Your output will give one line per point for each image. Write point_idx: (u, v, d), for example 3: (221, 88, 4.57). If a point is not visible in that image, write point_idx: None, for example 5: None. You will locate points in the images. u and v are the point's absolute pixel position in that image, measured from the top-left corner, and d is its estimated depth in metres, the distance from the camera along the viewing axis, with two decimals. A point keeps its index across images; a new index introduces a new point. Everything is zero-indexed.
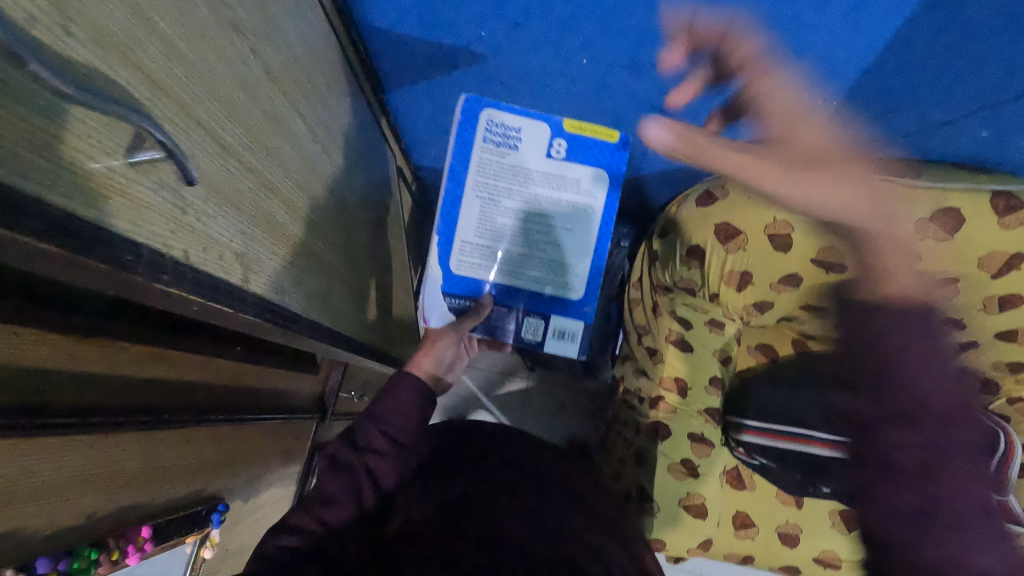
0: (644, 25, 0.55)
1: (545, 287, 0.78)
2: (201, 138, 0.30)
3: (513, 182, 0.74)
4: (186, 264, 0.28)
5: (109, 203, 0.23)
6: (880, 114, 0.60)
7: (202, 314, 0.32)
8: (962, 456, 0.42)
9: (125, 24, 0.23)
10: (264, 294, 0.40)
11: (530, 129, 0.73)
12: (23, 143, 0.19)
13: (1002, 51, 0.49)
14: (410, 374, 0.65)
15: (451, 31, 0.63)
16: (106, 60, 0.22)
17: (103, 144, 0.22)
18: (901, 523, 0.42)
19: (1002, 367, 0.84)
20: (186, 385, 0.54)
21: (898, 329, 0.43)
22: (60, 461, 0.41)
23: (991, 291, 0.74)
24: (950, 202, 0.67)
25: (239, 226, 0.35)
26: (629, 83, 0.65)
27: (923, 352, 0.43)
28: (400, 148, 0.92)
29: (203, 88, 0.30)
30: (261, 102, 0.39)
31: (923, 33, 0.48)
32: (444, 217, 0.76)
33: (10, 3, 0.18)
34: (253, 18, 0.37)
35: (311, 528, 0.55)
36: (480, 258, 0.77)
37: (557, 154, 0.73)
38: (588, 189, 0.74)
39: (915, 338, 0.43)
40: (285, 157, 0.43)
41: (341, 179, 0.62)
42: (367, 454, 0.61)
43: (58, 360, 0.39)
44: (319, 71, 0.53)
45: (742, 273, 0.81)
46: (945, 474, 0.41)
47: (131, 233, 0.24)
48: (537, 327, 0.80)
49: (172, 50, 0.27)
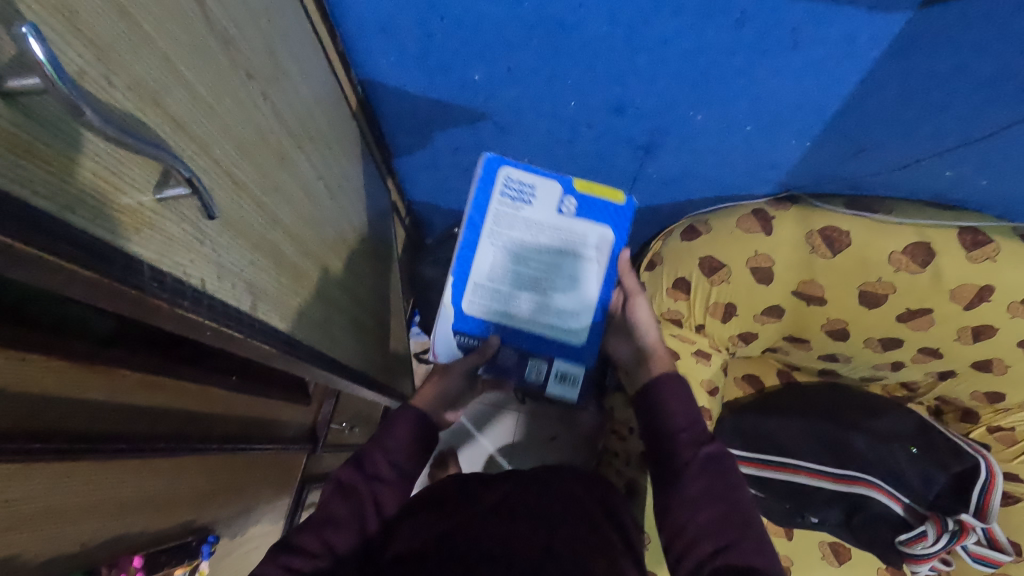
0: (628, 72, 0.59)
1: (552, 336, 0.72)
2: (218, 174, 0.32)
3: (527, 234, 0.70)
4: (202, 291, 0.30)
5: (138, 235, 0.25)
6: (852, 154, 0.64)
7: (216, 339, 0.33)
8: (725, 477, 0.58)
9: (157, 75, 0.26)
10: (272, 321, 0.42)
11: (544, 184, 0.69)
12: (68, 180, 0.21)
13: (957, 100, 0.53)
14: (415, 409, 0.68)
15: (447, 75, 0.66)
16: (141, 107, 0.25)
17: (135, 182, 0.24)
18: (696, 529, 0.56)
19: (980, 397, 0.86)
20: (181, 414, 0.55)
21: (669, 387, 0.64)
22: (54, 488, 0.41)
23: (964, 321, 0.76)
24: (921, 237, 0.71)
25: (250, 258, 0.37)
26: (615, 125, 0.68)
27: (685, 399, 0.63)
28: (394, 183, 0.95)
29: (220, 130, 0.32)
30: (270, 141, 0.41)
31: (884, 78, 0.52)
32: (456, 265, 0.72)
33: (64, 57, 0.20)
34: (264, 64, 0.40)
35: (317, 548, 0.56)
36: (491, 303, 0.72)
37: (568, 210, 0.69)
38: (597, 245, 0.70)
39: (677, 392, 0.64)
40: (290, 193, 0.45)
41: (342, 214, 0.64)
42: (373, 480, 0.62)
43: (58, 384, 0.40)
44: (323, 112, 0.56)
45: (726, 304, 0.86)
46: (717, 491, 0.57)
47: (157, 263, 0.26)
48: (539, 370, 0.74)
49: (195, 96, 0.29)
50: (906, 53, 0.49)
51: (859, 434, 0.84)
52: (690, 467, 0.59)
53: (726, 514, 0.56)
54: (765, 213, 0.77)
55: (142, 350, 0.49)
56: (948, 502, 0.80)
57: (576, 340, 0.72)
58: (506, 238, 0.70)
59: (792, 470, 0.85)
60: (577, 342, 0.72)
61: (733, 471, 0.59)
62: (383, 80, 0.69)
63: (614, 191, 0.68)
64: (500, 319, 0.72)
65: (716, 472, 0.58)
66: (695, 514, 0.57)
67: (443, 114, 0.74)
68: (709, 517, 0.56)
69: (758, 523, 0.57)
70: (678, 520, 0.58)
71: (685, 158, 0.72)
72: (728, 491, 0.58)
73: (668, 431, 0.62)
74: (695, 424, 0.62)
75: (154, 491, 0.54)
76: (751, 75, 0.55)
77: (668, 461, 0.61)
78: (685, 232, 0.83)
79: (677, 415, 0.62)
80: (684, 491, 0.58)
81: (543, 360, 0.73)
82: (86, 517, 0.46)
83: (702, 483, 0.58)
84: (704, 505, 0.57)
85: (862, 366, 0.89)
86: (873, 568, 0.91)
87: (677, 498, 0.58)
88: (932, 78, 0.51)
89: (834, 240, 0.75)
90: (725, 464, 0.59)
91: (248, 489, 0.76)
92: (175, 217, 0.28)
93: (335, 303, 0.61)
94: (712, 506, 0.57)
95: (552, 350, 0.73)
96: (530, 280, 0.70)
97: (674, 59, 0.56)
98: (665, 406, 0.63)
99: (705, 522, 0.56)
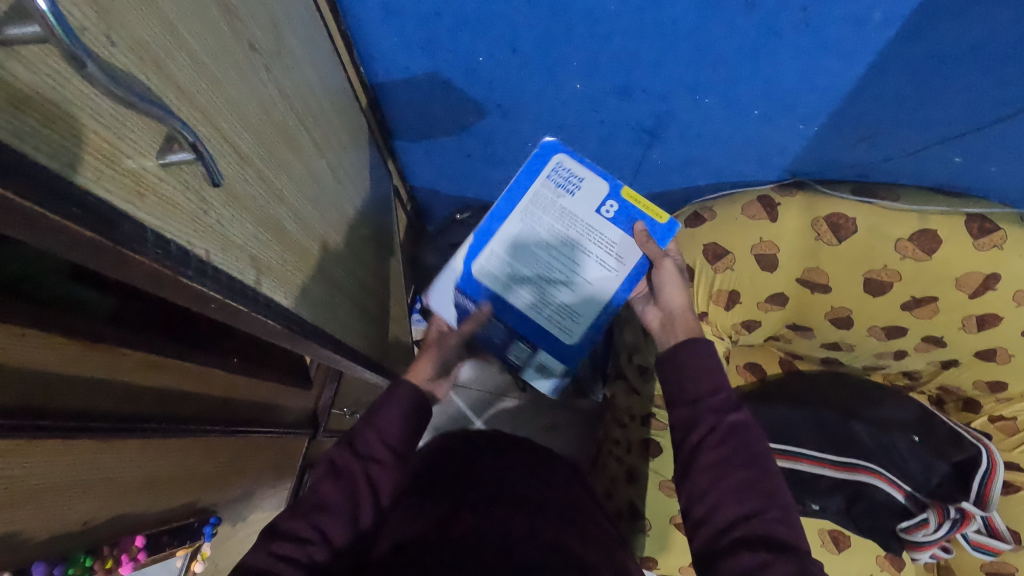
0: (636, 53, 0.58)
1: (547, 325, 0.73)
2: (223, 146, 0.32)
3: (562, 222, 0.70)
4: (206, 261, 0.30)
5: (141, 200, 0.25)
6: (860, 139, 0.63)
7: (220, 313, 0.33)
8: (751, 442, 0.54)
9: (158, 38, 0.25)
10: (276, 298, 0.41)
11: (592, 180, 0.69)
12: (68, 137, 0.21)
13: (968, 84, 0.52)
14: (409, 385, 0.64)
15: (450, 57, 0.65)
16: (143, 68, 0.24)
17: (138, 146, 0.24)
18: (715, 496, 0.52)
19: (983, 387, 0.86)
20: (182, 397, 0.54)
21: (694, 349, 0.59)
22: (50, 467, 0.40)
23: (968, 310, 0.76)
24: (927, 224, 0.70)
25: (254, 233, 0.37)
26: (621, 109, 0.67)
27: (711, 360, 0.58)
28: (396, 168, 0.93)
29: (224, 101, 0.32)
30: (274, 116, 0.40)
31: (897, 61, 0.51)
32: (482, 226, 0.72)
33: (66, 10, 0.19)
34: (267, 38, 0.39)
35: (310, 535, 0.54)
36: (498, 274, 0.73)
37: (606, 212, 0.69)
38: (622, 256, 0.69)
39: (702, 355, 0.58)
40: (293, 170, 0.45)
41: (345, 195, 0.64)
42: (366, 461, 0.60)
43: (59, 363, 0.40)
44: (326, 90, 0.55)
45: (730, 292, 0.85)
46: (740, 457, 0.53)
47: (159, 229, 0.26)
48: (524, 352, 0.78)
49: (198, 65, 0.29)
50: (920, 34, 0.48)
51: (859, 422, 0.84)
52: (713, 433, 0.54)
53: (751, 481, 0.52)
54: (770, 199, 0.76)
55: (144, 330, 0.49)
56: (948, 491, 0.80)
57: (569, 338, 0.73)
58: (536, 218, 0.70)
59: (795, 457, 0.84)
60: (568, 342, 0.73)
61: (760, 437, 0.55)
62: (384, 61, 0.68)
63: (659, 209, 0.67)
64: (501, 292, 0.73)
65: (741, 438, 0.54)
66: (716, 481, 0.53)
67: (446, 98, 0.73)
68: (731, 484, 0.52)
69: (784, 490, 0.52)
70: (698, 486, 0.54)
71: (691, 144, 0.71)
72: (754, 460, 0.53)
73: (691, 394, 0.57)
74: (720, 388, 0.57)
75: (155, 473, 0.54)
76: (761, 57, 0.54)
77: (690, 425, 0.56)
78: (690, 219, 0.82)
79: (700, 380, 0.57)
80: (706, 457, 0.54)
81: (529, 347, 0.76)
82: (84, 496, 0.46)
83: (725, 450, 0.53)
84: (727, 473, 0.53)
85: (864, 355, 0.89)
86: (872, 555, 0.91)
87: (699, 464, 0.54)
88: (947, 62, 0.50)
89: (840, 228, 0.74)
90: (752, 431, 0.54)
91: (248, 473, 0.76)
92: (178, 184, 0.27)
93: (337, 286, 0.61)
94: (733, 471, 0.52)
95: (544, 339, 0.74)
96: (546, 264, 0.70)
97: (681, 40, 0.55)
98: (688, 369, 0.58)
99: (726, 490, 0.52)
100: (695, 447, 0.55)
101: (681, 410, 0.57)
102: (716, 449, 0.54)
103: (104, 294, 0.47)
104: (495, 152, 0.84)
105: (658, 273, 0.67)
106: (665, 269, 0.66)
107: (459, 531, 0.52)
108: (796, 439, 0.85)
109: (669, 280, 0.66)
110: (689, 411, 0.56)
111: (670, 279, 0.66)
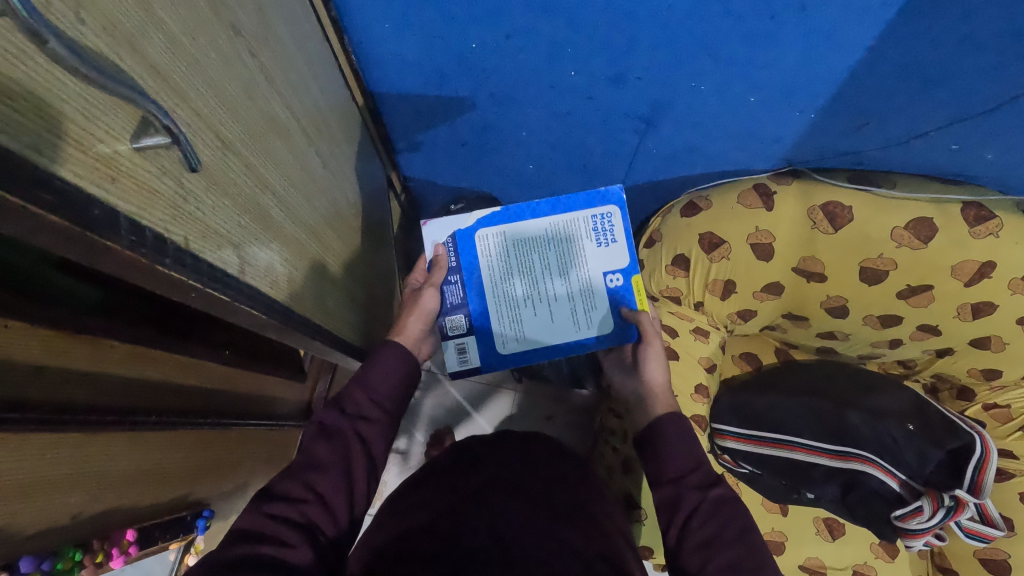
0: (629, 40, 0.57)
1: (497, 318, 0.72)
2: (203, 131, 0.31)
3: (577, 258, 0.71)
4: (186, 249, 0.30)
5: (113, 184, 0.24)
6: (857, 127, 0.62)
7: (202, 302, 0.33)
8: (736, 517, 0.56)
9: (133, 16, 0.24)
10: (261, 288, 0.41)
11: (621, 249, 0.71)
12: (36, 119, 0.20)
13: (962, 71, 0.51)
14: (398, 345, 0.64)
15: (442, 44, 0.63)
16: (115, 49, 0.23)
17: (109, 128, 0.23)
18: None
19: (977, 374, 0.86)
20: (174, 390, 0.54)
21: (672, 426, 0.61)
22: (37, 459, 0.40)
23: (964, 298, 0.76)
24: (922, 212, 0.70)
25: (238, 221, 0.36)
26: (616, 98, 0.66)
27: (688, 438, 0.61)
28: (388, 158, 0.92)
29: (204, 84, 0.31)
30: (259, 102, 0.39)
31: (893, 48, 0.50)
32: (514, 207, 0.72)
33: None
34: (252, 21, 0.38)
35: (302, 494, 0.54)
36: (492, 255, 0.72)
37: (608, 281, 0.72)
38: (593, 324, 0.72)
39: (678, 431, 0.61)
40: (280, 158, 0.44)
41: (337, 185, 0.63)
42: (356, 420, 0.60)
43: (47, 354, 0.40)
44: (315, 77, 0.54)
45: (725, 282, 0.85)
46: (727, 534, 0.55)
47: (135, 216, 0.26)
48: (460, 329, 0.72)
49: (177, 46, 0.28)
50: (919, 20, 0.47)
51: (856, 411, 0.84)
52: (700, 510, 0.57)
53: (740, 559, 0.54)
54: (767, 188, 0.75)
55: (131, 323, 0.49)
56: (942, 480, 0.81)
57: (503, 344, 0.73)
58: (558, 237, 0.71)
59: (788, 446, 0.85)
60: (499, 345, 0.72)
61: (744, 511, 0.57)
62: (374, 50, 0.67)
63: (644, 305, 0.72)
64: (482, 271, 0.72)
65: (726, 513, 0.56)
66: (709, 559, 0.54)
67: (437, 87, 0.72)
68: (722, 562, 0.54)
69: (772, 566, 0.54)
70: (691, 567, 0.55)
71: (686, 132, 0.70)
72: (741, 535, 0.55)
73: (673, 472, 0.60)
74: (700, 463, 0.60)
75: (143, 466, 0.54)
76: (753, 44, 0.54)
77: (674, 503, 0.58)
78: (686, 208, 0.82)
79: (681, 457, 0.60)
80: (695, 535, 0.56)
81: (467, 330, 0.72)
82: (68, 488, 0.46)
83: (713, 525, 0.56)
84: (718, 549, 0.55)
85: (860, 344, 0.89)
86: (866, 543, 0.92)
87: (689, 543, 0.56)
88: (945, 48, 0.49)
89: (836, 217, 0.74)
90: (734, 505, 0.57)
91: (241, 464, 0.76)
92: (155, 169, 0.27)
93: (328, 276, 0.60)
94: (723, 546, 0.55)
95: (484, 329, 0.72)
96: (540, 276, 0.71)
97: (675, 27, 0.54)
98: (666, 445, 0.61)
99: (719, 568, 0.53)
100: (684, 526, 0.57)
101: (664, 488, 0.60)
102: (704, 530, 0.56)
103: (90, 285, 0.47)
104: (489, 140, 0.82)
105: (645, 351, 0.69)
106: (653, 347, 0.69)
107: (452, 525, 0.52)
108: (790, 428, 0.85)
109: (655, 359, 0.69)
110: (672, 488, 0.59)
111: (656, 358, 0.69)
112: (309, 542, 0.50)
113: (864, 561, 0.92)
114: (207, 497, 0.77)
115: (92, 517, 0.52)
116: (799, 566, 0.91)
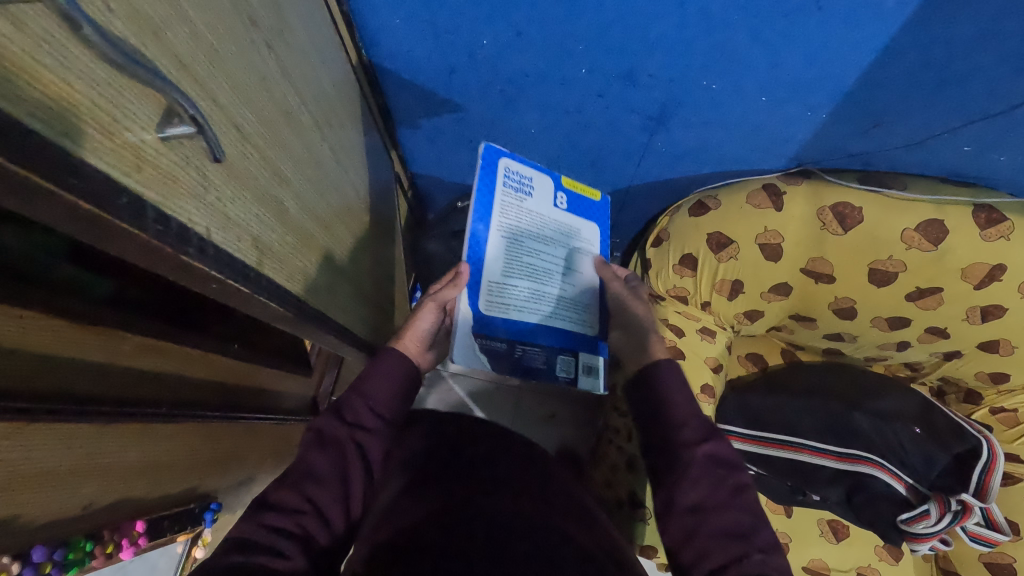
0: (643, 37, 0.56)
1: (567, 327, 0.77)
2: (223, 123, 0.33)
3: (532, 224, 0.76)
4: (207, 240, 0.32)
5: (139, 173, 0.27)
6: (872, 126, 0.61)
7: (221, 294, 0.36)
8: (732, 482, 0.54)
9: (158, 8, 0.27)
10: (279, 281, 0.43)
11: (542, 181, 0.78)
12: (68, 108, 0.23)
13: (966, 73, 0.52)
14: (399, 353, 0.64)
15: (455, 40, 0.63)
16: (141, 39, 0.26)
17: (137, 118, 0.26)
18: (710, 538, 0.51)
19: (984, 377, 0.86)
20: (180, 381, 0.54)
21: (664, 377, 0.60)
22: (48, 444, 0.41)
23: (973, 300, 0.75)
24: (934, 214, 0.69)
25: (255, 213, 0.39)
26: (631, 97, 0.66)
27: (682, 391, 0.59)
28: (399, 155, 0.92)
29: (222, 76, 0.33)
30: (274, 95, 0.41)
31: (891, 54, 0.51)
32: (471, 258, 0.72)
33: None
34: (268, 13, 0.39)
35: (300, 506, 0.53)
36: (507, 299, 0.73)
37: (562, 204, 0.78)
38: (587, 235, 0.80)
39: (671, 383, 0.60)
40: (292, 147, 0.45)
41: (347, 180, 0.63)
42: (354, 428, 0.59)
43: (61, 346, 0.41)
44: (327, 70, 0.54)
45: (733, 282, 0.84)
46: (727, 500, 0.53)
47: (160, 205, 0.28)
48: (568, 364, 0.77)
49: (198, 36, 0.30)
50: (927, 27, 0.48)
51: (862, 414, 0.83)
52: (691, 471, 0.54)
53: (737, 525, 0.52)
54: (776, 187, 0.75)
55: (142, 315, 0.49)
56: (948, 483, 0.80)
57: (586, 326, 0.78)
58: (518, 233, 0.74)
59: (796, 449, 0.84)
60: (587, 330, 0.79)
61: (734, 469, 0.55)
62: (387, 47, 0.67)
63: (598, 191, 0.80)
64: (517, 317, 0.74)
65: (721, 474, 0.54)
66: (702, 521, 0.52)
67: (448, 84, 0.72)
68: (716, 528, 0.52)
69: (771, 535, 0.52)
70: (680, 530, 0.53)
71: (700, 131, 0.69)
72: (734, 493, 0.53)
73: (665, 433, 0.57)
74: (690, 418, 0.57)
75: (152, 457, 0.55)
76: (763, 43, 0.53)
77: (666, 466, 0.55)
78: (694, 208, 0.82)
79: (673, 412, 0.58)
80: (688, 496, 0.53)
81: (569, 353, 0.77)
82: (80, 478, 0.46)
83: (720, 490, 0.53)
84: (711, 512, 0.52)
85: (867, 346, 0.88)
86: (869, 545, 0.92)
87: (679, 505, 0.53)
88: (950, 54, 0.50)
89: (846, 218, 0.73)
90: (729, 463, 0.55)
91: (247, 457, 0.76)
92: (179, 158, 0.30)
93: (337, 271, 0.61)
94: (713, 500, 0.53)
95: (570, 339, 0.77)
96: (539, 266, 0.75)
97: (690, 26, 0.53)
98: (660, 396, 0.59)
99: (708, 534, 0.51)
100: (675, 486, 0.54)
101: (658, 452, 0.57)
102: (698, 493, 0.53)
103: (103, 277, 0.47)
104: (499, 138, 0.82)
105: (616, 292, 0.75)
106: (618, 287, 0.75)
107: (452, 519, 0.51)
108: (794, 429, 0.85)
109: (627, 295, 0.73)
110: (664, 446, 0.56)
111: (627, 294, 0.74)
112: (304, 552, 0.50)
113: (867, 563, 0.92)
114: (214, 489, 0.77)
115: (102, 509, 0.52)
116: (802, 567, 0.91)
